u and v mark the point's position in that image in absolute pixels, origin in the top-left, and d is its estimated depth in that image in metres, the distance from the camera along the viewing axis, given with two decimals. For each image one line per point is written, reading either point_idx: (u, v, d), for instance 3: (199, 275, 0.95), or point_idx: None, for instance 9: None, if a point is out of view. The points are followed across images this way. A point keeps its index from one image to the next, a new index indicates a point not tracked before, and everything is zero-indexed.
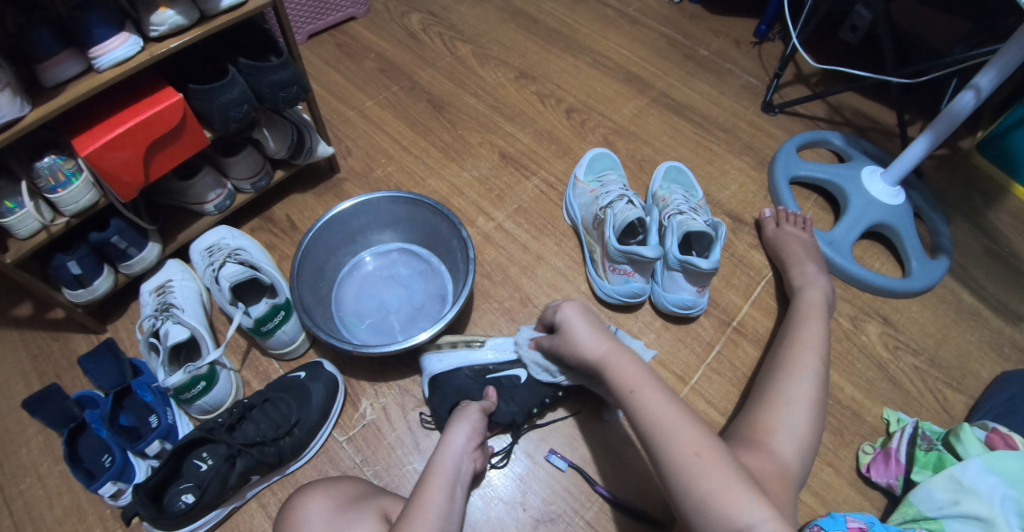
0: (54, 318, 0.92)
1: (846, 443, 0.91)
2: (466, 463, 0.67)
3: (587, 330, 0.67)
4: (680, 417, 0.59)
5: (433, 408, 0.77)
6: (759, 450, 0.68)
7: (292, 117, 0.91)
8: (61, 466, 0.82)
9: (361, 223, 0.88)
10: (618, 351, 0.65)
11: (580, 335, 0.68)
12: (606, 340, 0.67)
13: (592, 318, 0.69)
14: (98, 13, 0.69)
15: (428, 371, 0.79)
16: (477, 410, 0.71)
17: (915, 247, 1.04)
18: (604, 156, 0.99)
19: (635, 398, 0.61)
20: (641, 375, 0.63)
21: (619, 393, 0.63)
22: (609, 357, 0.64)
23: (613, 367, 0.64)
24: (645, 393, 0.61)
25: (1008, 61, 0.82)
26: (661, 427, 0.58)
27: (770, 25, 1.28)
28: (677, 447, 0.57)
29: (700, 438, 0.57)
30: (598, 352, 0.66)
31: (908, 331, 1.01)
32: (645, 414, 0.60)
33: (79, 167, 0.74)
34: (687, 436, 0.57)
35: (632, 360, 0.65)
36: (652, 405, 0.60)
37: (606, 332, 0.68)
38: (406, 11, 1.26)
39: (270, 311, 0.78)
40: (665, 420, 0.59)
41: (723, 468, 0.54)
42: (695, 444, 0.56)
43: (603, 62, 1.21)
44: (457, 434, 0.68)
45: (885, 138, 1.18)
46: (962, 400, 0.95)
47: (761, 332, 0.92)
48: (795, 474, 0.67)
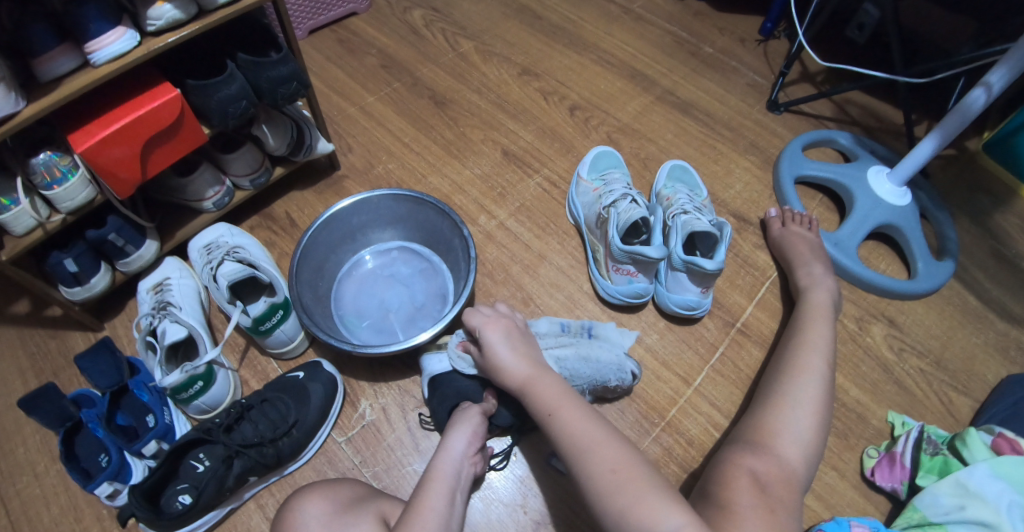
0: (52, 315, 0.91)
1: (850, 446, 0.90)
2: (466, 467, 0.67)
3: (510, 354, 0.69)
4: (595, 437, 0.60)
5: (432, 408, 0.76)
6: (764, 454, 0.67)
7: (292, 114, 0.90)
8: (59, 465, 0.81)
9: (361, 221, 0.87)
10: (540, 375, 0.67)
11: (504, 360, 0.69)
12: (527, 364, 0.68)
13: (514, 341, 0.71)
14: (94, 7, 0.68)
15: (428, 372, 0.77)
16: (478, 412, 0.71)
17: (922, 248, 1.02)
18: (607, 154, 0.98)
19: (555, 420, 0.62)
20: (560, 397, 0.64)
21: (540, 415, 0.64)
22: (531, 381, 0.66)
23: (534, 390, 0.66)
24: (564, 415, 0.62)
25: (1020, 58, 0.80)
26: (580, 446, 0.59)
27: (777, 22, 1.26)
28: (596, 465, 0.57)
29: (616, 455, 0.57)
30: (521, 377, 0.67)
31: (913, 333, 1.00)
32: (566, 434, 0.61)
33: (75, 164, 0.73)
34: (605, 452, 0.58)
35: (552, 382, 0.66)
36: (571, 426, 0.61)
37: (530, 356, 0.70)
38: (408, 6, 1.24)
39: (268, 310, 0.78)
40: (586, 439, 0.60)
41: (636, 481, 0.54)
42: (612, 461, 0.57)
43: (607, 59, 1.20)
44: (456, 438, 0.68)
45: (892, 137, 1.17)
46: (967, 403, 0.94)
47: (765, 333, 0.91)
48: (800, 479, 0.66)
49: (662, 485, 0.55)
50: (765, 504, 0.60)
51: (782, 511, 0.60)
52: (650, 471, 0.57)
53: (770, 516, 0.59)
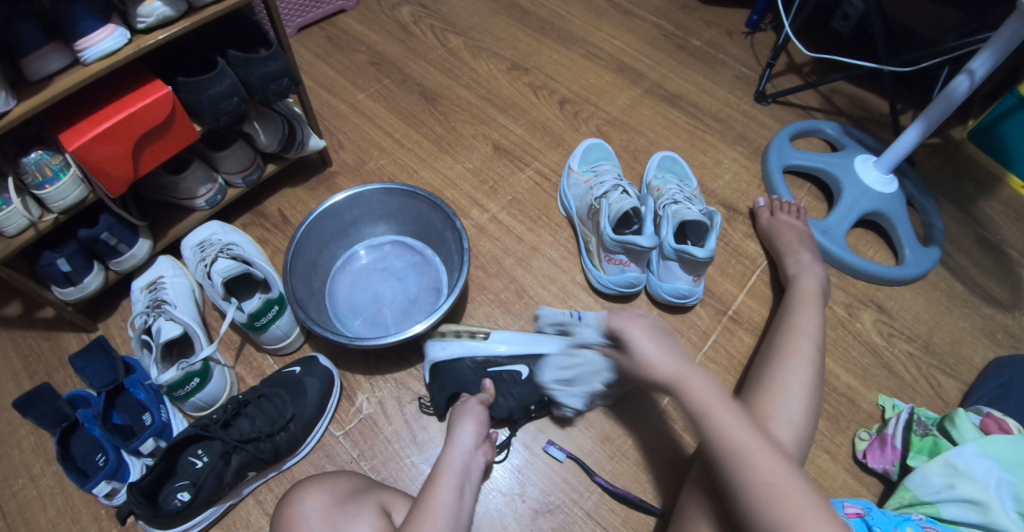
0: (44, 317, 0.91)
1: (842, 429, 0.92)
2: (477, 458, 0.67)
3: (655, 348, 0.61)
4: (756, 445, 0.56)
5: (433, 396, 0.77)
6: None
7: (283, 110, 0.90)
8: (55, 466, 0.81)
9: (354, 216, 0.88)
10: (692, 370, 0.60)
11: (646, 353, 0.62)
12: (674, 358, 0.61)
13: (659, 335, 0.64)
14: (83, 5, 0.68)
15: (431, 357, 0.79)
16: (478, 404, 0.71)
17: (908, 234, 1.04)
18: (597, 146, 0.99)
19: (714, 424, 0.58)
20: (717, 399, 0.59)
21: (690, 413, 0.59)
22: (678, 379, 0.59)
23: (687, 389, 0.59)
24: (719, 420, 0.57)
25: (1002, 45, 0.81)
26: (741, 456, 0.56)
27: (763, 14, 1.27)
28: (756, 480, 0.55)
29: (781, 470, 0.55)
30: (666, 371, 0.60)
31: (902, 318, 1.02)
32: (723, 441, 0.57)
33: (67, 163, 0.73)
34: (767, 467, 0.55)
35: (704, 379, 0.60)
36: (730, 433, 0.57)
37: (675, 349, 0.63)
38: (397, 3, 1.24)
39: (264, 306, 0.78)
40: (744, 448, 0.56)
41: (803, 503, 0.52)
42: (773, 477, 0.54)
43: (596, 53, 1.21)
44: (465, 431, 0.68)
45: (878, 126, 1.18)
46: (955, 386, 0.96)
47: (757, 321, 0.92)
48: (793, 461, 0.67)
49: (826, 507, 0.52)
50: None
51: None
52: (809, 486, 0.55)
53: None
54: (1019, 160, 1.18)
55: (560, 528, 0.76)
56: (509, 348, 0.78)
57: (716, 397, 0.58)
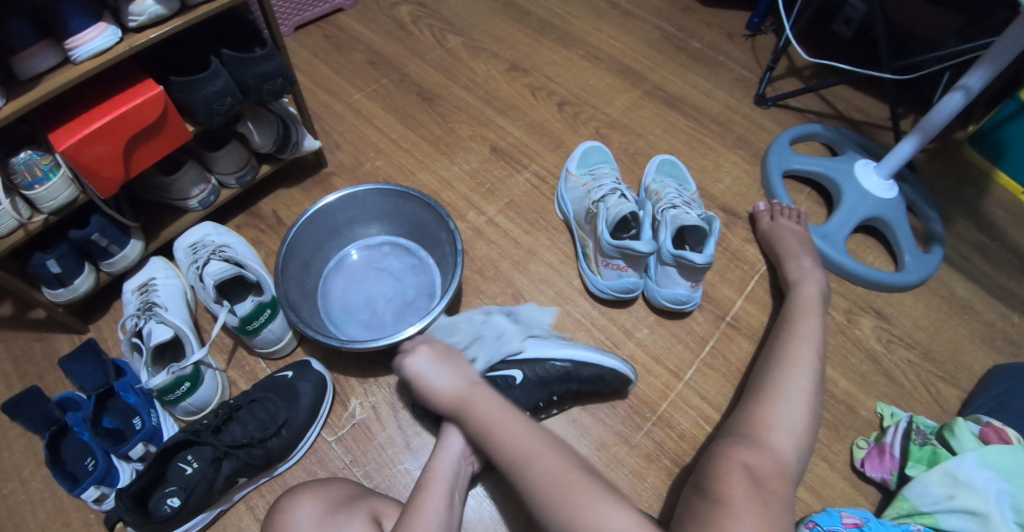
0: (36, 317, 0.90)
1: (840, 437, 0.91)
2: (463, 468, 0.67)
3: (439, 373, 0.67)
4: (536, 450, 0.60)
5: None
6: (757, 446, 0.67)
7: (278, 110, 0.89)
8: (45, 470, 0.80)
9: (347, 216, 0.87)
10: (471, 390, 0.66)
11: (438, 382, 0.66)
12: (459, 380, 0.66)
13: (439, 356, 0.68)
14: (75, 2, 0.67)
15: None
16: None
17: (909, 241, 1.03)
18: (596, 149, 0.97)
19: (494, 440, 0.62)
20: (495, 416, 0.63)
21: (477, 438, 0.63)
22: (467, 406, 0.64)
23: (468, 411, 0.64)
24: (498, 436, 0.62)
25: (998, 61, 0.81)
26: (525, 466, 0.59)
27: (764, 17, 1.27)
28: (542, 480, 0.58)
29: (561, 465, 0.58)
30: (453, 394, 0.66)
31: (901, 325, 1.01)
32: (508, 455, 0.60)
33: (57, 163, 0.72)
34: (552, 468, 0.58)
35: (485, 398, 0.65)
36: (514, 445, 0.61)
37: (455, 367, 0.68)
38: (395, 2, 1.23)
39: (256, 309, 0.77)
40: (528, 454, 0.60)
41: (589, 495, 0.56)
42: (557, 476, 0.58)
43: (596, 54, 1.20)
44: (453, 437, 0.67)
45: (878, 131, 1.18)
46: (955, 393, 0.95)
47: (755, 327, 0.91)
48: (793, 470, 0.67)
49: (615, 494, 0.56)
50: (759, 498, 0.61)
51: (776, 503, 0.61)
52: (592, 475, 0.59)
53: (764, 509, 0.60)
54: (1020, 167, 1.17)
55: None
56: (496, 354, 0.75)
57: (491, 414, 0.63)
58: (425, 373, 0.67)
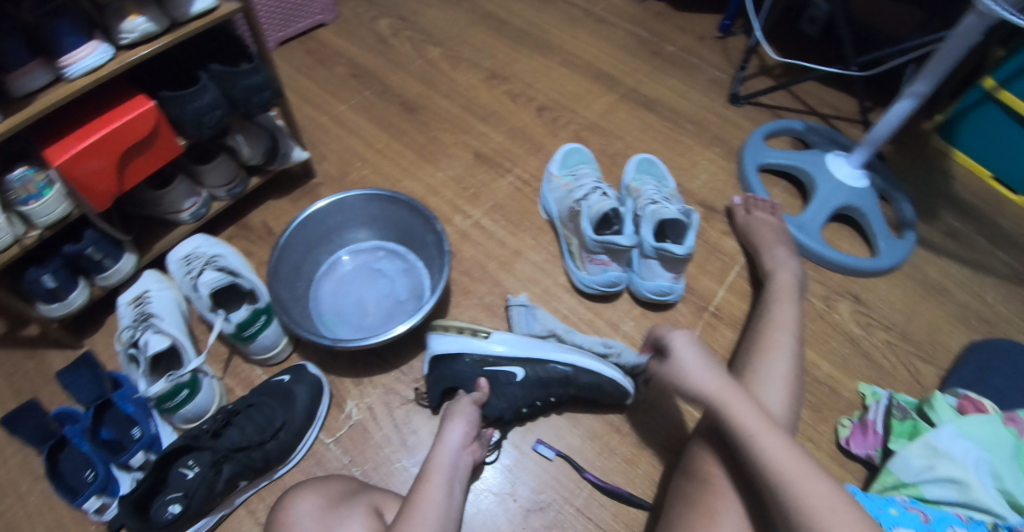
0: (29, 335, 0.91)
1: (824, 418, 0.94)
2: (463, 458, 0.68)
3: (699, 368, 0.67)
4: (798, 467, 0.56)
5: (428, 386, 0.78)
6: None
7: (265, 124, 0.91)
8: (42, 484, 0.81)
9: (337, 222, 0.89)
10: (730, 391, 0.64)
11: (699, 378, 0.67)
12: (712, 378, 0.66)
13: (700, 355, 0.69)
14: (68, 21, 0.72)
15: (431, 350, 0.78)
16: (470, 405, 0.73)
17: (881, 227, 1.07)
18: (576, 150, 1.00)
19: (751, 443, 0.59)
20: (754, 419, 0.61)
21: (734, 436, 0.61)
22: (727, 406, 0.62)
23: (723, 409, 0.63)
24: (757, 440, 0.59)
25: (941, 68, 0.86)
26: (784, 474, 0.56)
27: (733, 20, 1.32)
28: (800, 498, 0.54)
29: (822, 486, 0.54)
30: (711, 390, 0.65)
31: (878, 308, 1.05)
32: (765, 463, 0.58)
33: (51, 179, 0.76)
34: (813, 486, 0.55)
35: (746, 401, 0.63)
36: (770, 453, 0.58)
37: (716, 366, 0.68)
38: (376, 17, 1.27)
39: (250, 316, 0.78)
40: (785, 470, 0.56)
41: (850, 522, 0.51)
42: (818, 497, 0.54)
43: (573, 61, 1.24)
44: (453, 430, 0.69)
45: (848, 124, 1.22)
46: (933, 371, 0.99)
47: (738, 315, 0.94)
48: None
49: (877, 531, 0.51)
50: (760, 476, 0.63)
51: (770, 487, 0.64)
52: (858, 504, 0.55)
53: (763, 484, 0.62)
54: (984, 154, 1.22)
55: (552, 525, 0.77)
56: (508, 350, 0.76)
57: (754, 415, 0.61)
58: (686, 369, 0.68)
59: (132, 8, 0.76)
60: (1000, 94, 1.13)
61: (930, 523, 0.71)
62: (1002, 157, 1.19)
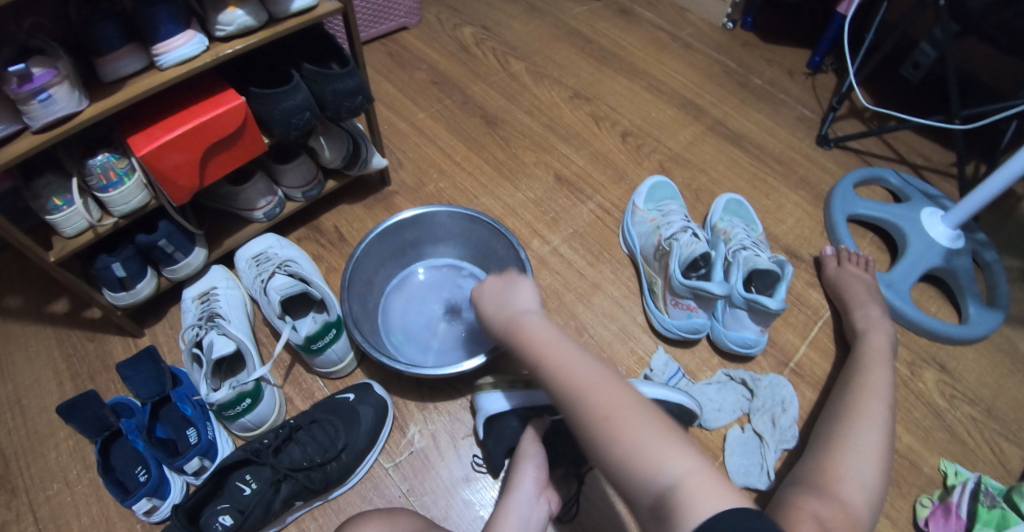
0: (91, 316, 0.89)
1: (902, 493, 0.88)
2: (535, 510, 0.66)
3: (496, 292, 0.63)
4: (587, 376, 0.51)
5: (488, 449, 0.74)
6: (828, 497, 0.66)
7: (349, 127, 0.88)
8: (91, 474, 0.79)
9: (413, 237, 0.86)
10: (527, 311, 0.59)
11: (495, 305, 0.61)
12: (511, 302, 0.61)
13: (500, 281, 0.65)
14: (166, 10, 0.71)
15: (484, 409, 0.76)
16: (534, 445, 0.70)
17: (975, 293, 1.01)
18: (664, 184, 0.95)
19: (545, 367, 0.54)
20: (545, 337, 0.56)
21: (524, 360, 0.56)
22: (517, 325, 0.57)
23: (517, 329, 0.58)
24: (546, 357, 0.54)
25: None
26: (572, 388, 0.51)
27: (825, 56, 1.26)
28: (588, 414, 0.49)
29: (631, 407, 0.48)
30: (506, 323, 0.59)
31: (964, 379, 0.99)
32: (553, 381, 0.52)
33: (132, 167, 0.74)
34: (598, 396, 0.49)
35: (538, 325, 0.58)
36: (558, 369, 0.53)
37: (512, 301, 0.62)
38: (459, 23, 1.23)
39: (321, 329, 0.76)
40: (578, 381, 0.51)
41: (635, 430, 0.46)
42: (603, 405, 0.49)
43: (658, 86, 1.18)
44: (523, 478, 0.67)
45: (941, 178, 1.16)
46: (1019, 454, 0.93)
47: (820, 375, 0.89)
48: (865, 527, 0.64)
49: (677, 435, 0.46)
50: None
51: None
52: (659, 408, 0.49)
53: None
54: None
55: None
56: None
57: (539, 334, 0.56)
58: (486, 294, 0.63)
59: (232, 1, 0.74)
60: None
61: None
62: None
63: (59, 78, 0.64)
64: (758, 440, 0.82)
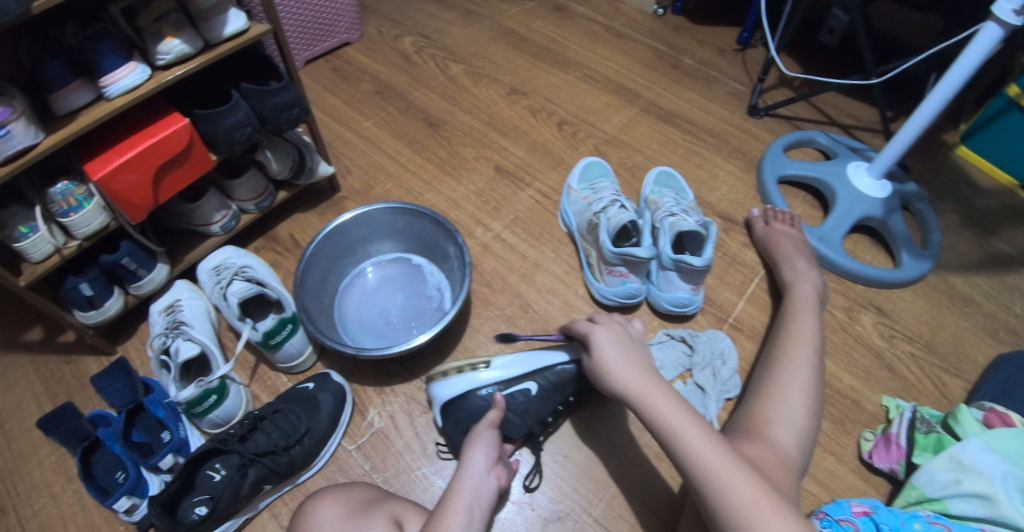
0: (66, 341, 0.95)
1: (846, 431, 0.93)
2: (486, 484, 0.67)
3: (619, 359, 0.66)
4: (724, 458, 0.56)
5: (449, 434, 0.78)
6: (759, 440, 0.69)
7: (293, 140, 0.95)
8: (75, 485, 0.84)
9: (361, 234, 0.91)
10: (656, 386, 0.62)
11: (624, 375, 0.64)
12: (639, 372, 0.64)
13: (622, 345, 0.68)
14: (108, 45, 0.77)
15: (437, 399, 0.78)
16: (488, 429, 0.72)
17: (905, 238, 1.06)
18: (596, 164, 1.01)
19: (681, 444, 0.58)
20: (677, 414, 0.60)
21: (660, 437, 0.60)
22: (647, 398, 0.61)
23: (648, 405, 0.61)
24: (682, 437, 0.58)
25: (961, 73, 0.87)
26: (712, 473, 0.55)
27: (752, 32, 1.32)
28: (726, 497, 0.53)
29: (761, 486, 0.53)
30: (636, 390, 0.63)
31: (902, 320, 1.03)
32: (690, 461, 0.56)
33: (90, 192, 0.80)
34: (739, 484, 0.54)
35: (669, 396, 0.61)
36: (696, 450, 0.57)
37: (640, 364, 0.66)
38: (399, 35, 1.30)
39: (277, 325, 0.81)
40: (713, 464, 0.55)
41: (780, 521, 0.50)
42: (746, 493, 0.53)
43: (592, 75, 1.25)
44: (475, 455, 0.69)
45: (869, 135, 1.21)
46: (960, 384, 0.97)
47: (758, 327, 0.94)
48: (797, 464, 0.69)
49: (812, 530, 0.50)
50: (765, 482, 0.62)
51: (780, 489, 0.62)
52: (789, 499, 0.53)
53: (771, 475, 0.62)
54: (1010, 161, 1.20)
55: None
56: (509, 372, 0.77)
57: (675, 411, 0.59)
58: (611, 362, 0.66)
59: (169, 31, 0.80)
60: None
61: None
62: None
63: (15, 115, 0.70)
64: (700, 391, 0.87)
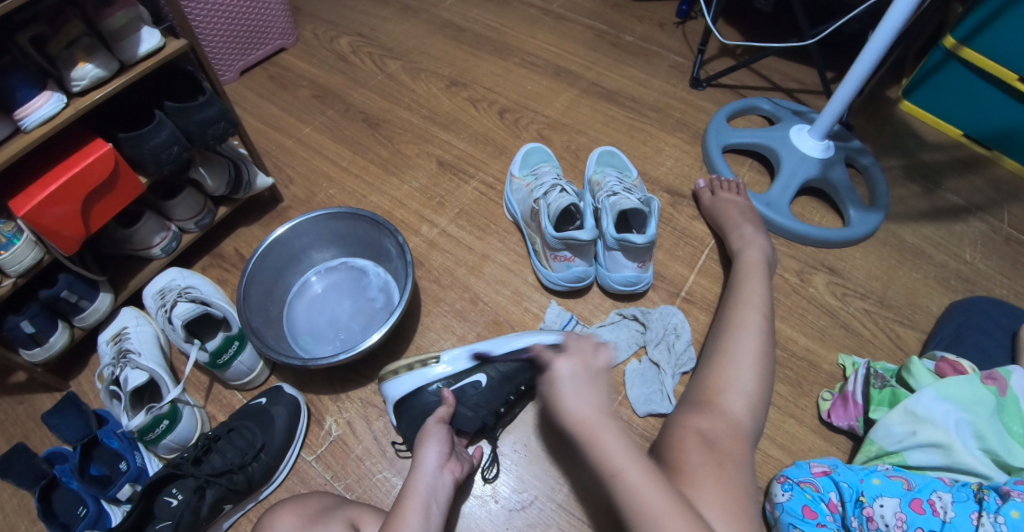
0: (17, 381, 0.94)
1: (805, 393, 0.93)
2: (442, 478, 0.68)
3: (575, 391, 0.63)
4: (662, 504, 0.56)
5: (404, 432, 0.78)
6: (711, 412, 0.70)
7: (227, 154, 0.93)
8: (38, 525, 0.83)
9: (302, 243, 0.90)
10: (605, 422, 0.61)
11: (574, 407, 0.62)
12: (591, 407, 0.62)
13: (586, 379, 0.64)
14: (18, 76, 0.75)
15: (390, 397, 0.77)
16: (436, 423, 0.72)
17: (851, 196, 1.07)
18: (537, 150, 1.00)
19: (620, 483, 0.58)
20: (622, 454, 0.59)
21: (602, 474, 0.59)
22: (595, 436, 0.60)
23: (595, 441, 0.60)
24: (624, 479, 0.57)
25: (894, 21, 0.85)
26: (648, 516, 0.55)
27: (690, 3, 1.32)
28: None
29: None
30: (584, 424, 0.61)
31: (854, 277, 1.04)
32: (630, 501, 0.57)
33: (19, 228, 0.78)
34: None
35: (616, 435, 0.60)
36: (637, 491, 0.57)
37: (597, 396, 0.63)
38: (335, 36, 1.28)
39: (224, 343, 0.80)
40: (651, 510, 0.56)
41: None
42: None
43: (532, 60, 1.24)
44: (428, 451, 0.69)
45: (812, 96, 1.22)
46: (914, 335, 0.98)
47: (710, 298, 0.95)
48: (748, 431, 0.70)
49: None
50: (713, 460, 0.64)
51: (731, 464, 0.64)
52: None
53: (719, 469, 0.63)
54: (951, 111, 1.21)
55: (536, 522, 0.78)
56: (456, 366, 0.76)
57: (620, 455, 0.58)
58: (565, 392, 0.63)
59: (80, 56, 0.78)
60: (963, 51, 1.12)
61: (913, 490, 0.68)
62: (970, 113, 1.18)
63: None
64: (656, 368, 0.87)
